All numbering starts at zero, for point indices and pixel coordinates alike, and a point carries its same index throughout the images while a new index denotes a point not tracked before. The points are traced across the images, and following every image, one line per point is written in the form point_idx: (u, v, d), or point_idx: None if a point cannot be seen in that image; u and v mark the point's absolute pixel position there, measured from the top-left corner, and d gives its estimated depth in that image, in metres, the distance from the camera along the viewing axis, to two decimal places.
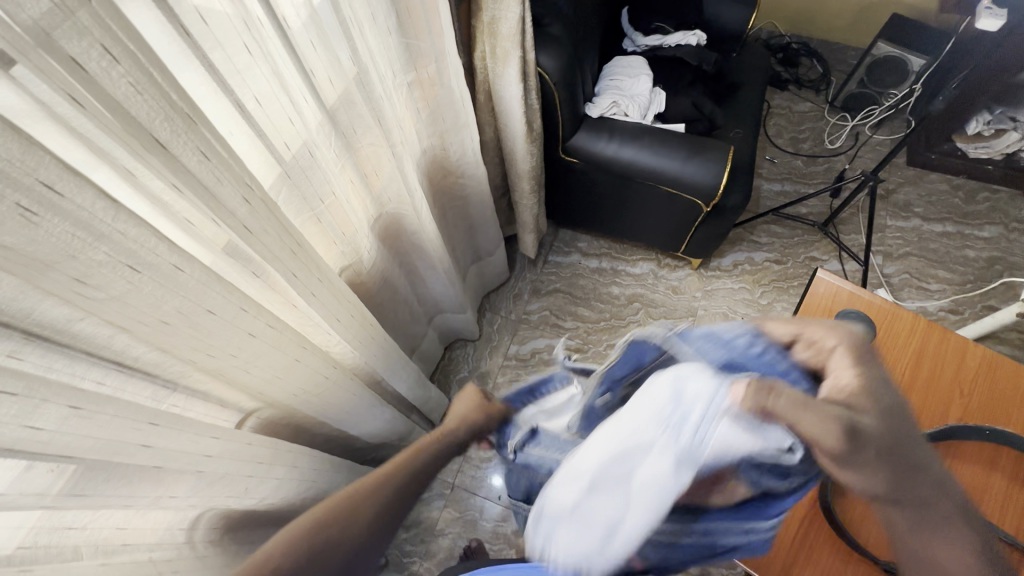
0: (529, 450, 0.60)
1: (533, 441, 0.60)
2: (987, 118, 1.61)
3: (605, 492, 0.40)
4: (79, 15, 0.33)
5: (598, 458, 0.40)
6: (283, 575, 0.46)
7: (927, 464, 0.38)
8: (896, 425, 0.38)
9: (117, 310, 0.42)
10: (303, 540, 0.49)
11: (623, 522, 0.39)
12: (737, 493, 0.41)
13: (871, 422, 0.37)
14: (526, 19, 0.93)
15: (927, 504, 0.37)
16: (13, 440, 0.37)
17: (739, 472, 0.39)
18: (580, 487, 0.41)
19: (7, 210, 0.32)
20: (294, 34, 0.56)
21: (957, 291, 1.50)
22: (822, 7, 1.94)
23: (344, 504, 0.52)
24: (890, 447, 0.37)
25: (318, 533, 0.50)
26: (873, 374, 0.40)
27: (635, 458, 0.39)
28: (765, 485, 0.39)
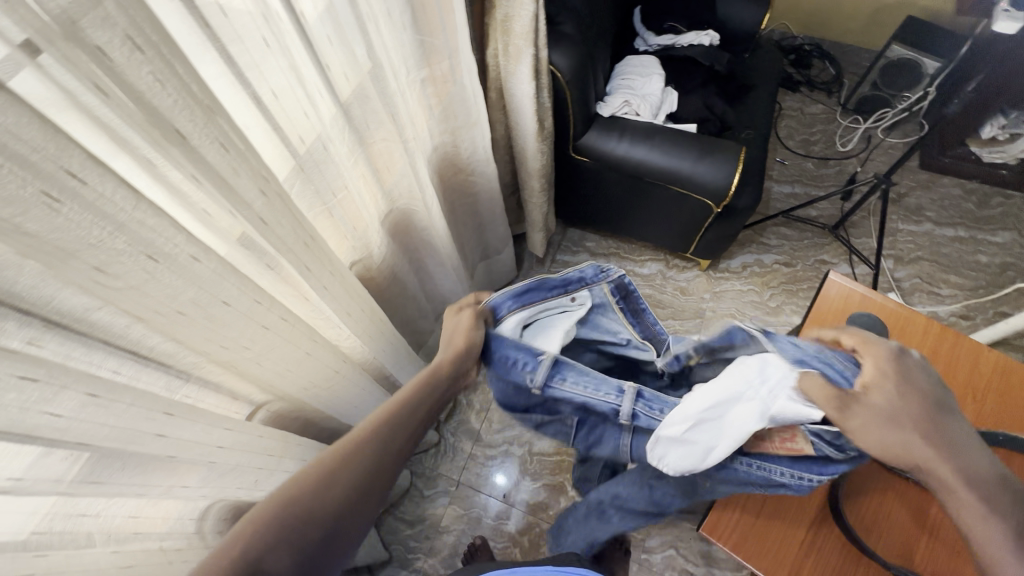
0: (556, 384, 0.60)
1: (559, 374, 0.60)
2: (1002, 123, 1.56)
3: (704, 427, 0.52)
4: (105, 4, 0.33)
5: (699, 405, 0.52)
6: (268, 549, 0.41)
7: (935, 438, 0.45)
8: (904, 408, 0.46)
9: (135, 299, 0.42)
10: (278, 513, 0.43)
11: (714, 448, 0.51)
12: (800, 451, 0.53)
13: (876, 405, 0.46)
14: (540, 17, 0.93)
15: (935, 467, 0.45)
16: (31, 427, 0.37)
17: (808, 434, 0.50)
18: (688, 420, 0.52)
19: (32, 197, 0.33)
20: (312, 29, 0.57)
21: (969, 297, 1.48)
22: (836, 9, 1.93)
23: (329, 461, 0.47)
24: (895, 424, 0.45)
25: (301, 499, 0.44)
26: (896, 371, 0.48)
27: (730, 407, 0.51)
28: (826, 453, 0.51)
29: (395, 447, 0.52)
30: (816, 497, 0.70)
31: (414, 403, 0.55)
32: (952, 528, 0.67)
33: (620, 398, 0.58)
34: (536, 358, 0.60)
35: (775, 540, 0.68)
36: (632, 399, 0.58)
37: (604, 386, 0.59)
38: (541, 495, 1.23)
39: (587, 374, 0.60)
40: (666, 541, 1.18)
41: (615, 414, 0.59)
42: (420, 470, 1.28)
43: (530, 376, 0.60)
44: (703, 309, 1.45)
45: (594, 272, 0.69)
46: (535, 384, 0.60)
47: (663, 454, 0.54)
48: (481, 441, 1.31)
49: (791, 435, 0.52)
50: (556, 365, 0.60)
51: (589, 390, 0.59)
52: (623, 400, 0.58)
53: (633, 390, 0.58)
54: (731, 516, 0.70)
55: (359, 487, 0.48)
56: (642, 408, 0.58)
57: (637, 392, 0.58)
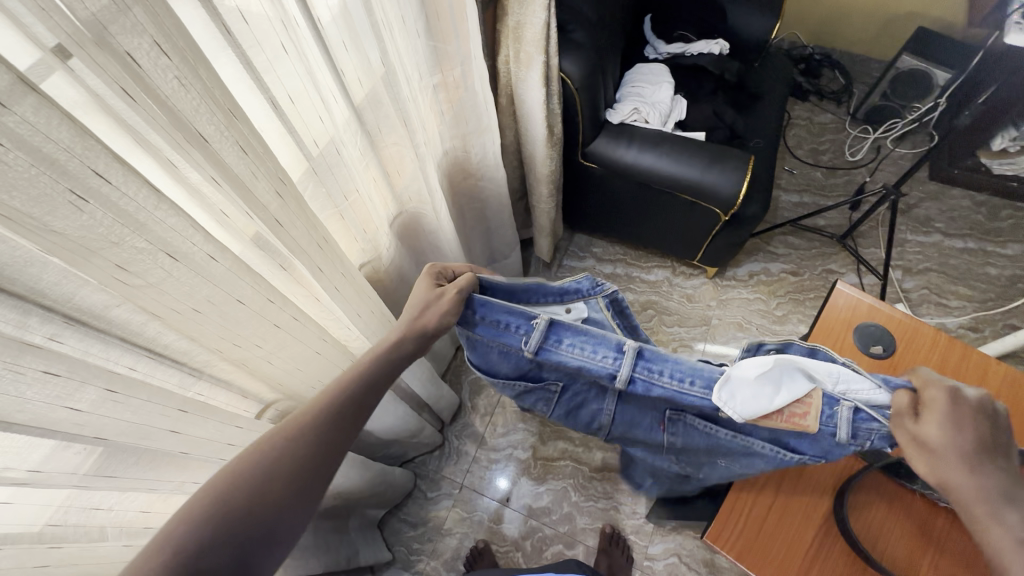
0: (551, 348, 0.53)
1: (555, 337, 0.53)
2: (1012, 135, 1.52)
3: (779, 372, 0.51)
4: (134, 10, 0.34)
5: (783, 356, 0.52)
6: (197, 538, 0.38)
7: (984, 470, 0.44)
8: (960, 439, 0.45)
9: (154, 297, 0.43)
10: (211, 502, 0.40)
11: (777, 391, 0.51)
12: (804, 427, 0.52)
13: (932, 433, 0.46)
14: (551, 25, 0.94)
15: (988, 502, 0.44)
16: (52, 419, 0.38)
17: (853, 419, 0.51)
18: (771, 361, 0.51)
19: (60, 197, 0.34)
20: (328, 36, 0.58)
21: (978, 309, 1.47)
22: (846, 19, 1.93)
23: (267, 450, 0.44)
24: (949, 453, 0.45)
25: (235, 487, 0.42)
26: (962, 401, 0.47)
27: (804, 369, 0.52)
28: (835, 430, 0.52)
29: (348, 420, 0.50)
30: (821, 508, 0.69)
31: (364, 377, 0.53)
32: (957, 542, 0.67)
33: (619, 363, 0.52)
34: (529, 321, 0.54)
35: (779, 549, 0.68)
36: (632, 360, 0.52)
37: (602, 350, 0.53)
38: (544, 500, 1.23)
39: (583, 336, 0.53)
40: (668, 548, 1.17)
41: (611, 379, 0.53)
42: (423, 473, 1.29)
43: (521, 341, 0.54)
44: (709, 317, 1.45)
45: (591, 285, 0.65)
46: (528, 349, 0.53)
47: (731, 394, 0.51)
48: (484, 444, 1.31)
49: (804, 410, 0.51)
50: (551, 329, 0.53)
51: (585, 355, 0.53)
52: (621, 364, 0.52)
53: (634, 349, 0.53)
54: (735, 521, 0.70)
55: (303, 469, 0.45)
56: (640, 373, 0.52)
57: (637, 352, 0.52)
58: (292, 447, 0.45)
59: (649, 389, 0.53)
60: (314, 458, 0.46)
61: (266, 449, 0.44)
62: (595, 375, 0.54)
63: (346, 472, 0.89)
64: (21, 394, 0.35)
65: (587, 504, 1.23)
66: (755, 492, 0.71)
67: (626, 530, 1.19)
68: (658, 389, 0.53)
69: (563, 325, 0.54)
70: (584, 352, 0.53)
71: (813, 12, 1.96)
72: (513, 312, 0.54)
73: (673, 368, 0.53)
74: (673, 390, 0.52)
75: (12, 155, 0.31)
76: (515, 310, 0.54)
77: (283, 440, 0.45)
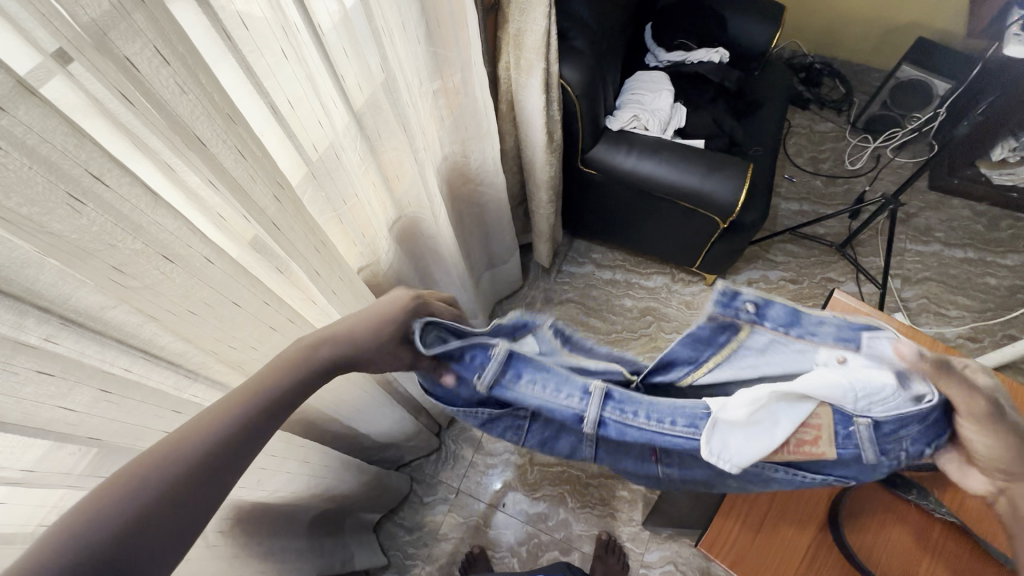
0: (507, 383, 0.54)
1: (513, 372, 0.54)
2: (1013, 146, 1.54)
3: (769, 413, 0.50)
4: (134, 16, 0.35)
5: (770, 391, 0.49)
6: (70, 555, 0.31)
7: None
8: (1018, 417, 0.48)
9: (150, 298, 0.43)
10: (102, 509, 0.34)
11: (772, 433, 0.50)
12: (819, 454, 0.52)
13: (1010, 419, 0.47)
14: (552, 32, 0.94)
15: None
16: (47, 419, 0.39)
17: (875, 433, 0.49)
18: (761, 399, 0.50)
19: (58, 198, 0.34)
20: (328, 41, 0.58)
21: (977, 319, 1.47)
22: (847, 29, 1.94)
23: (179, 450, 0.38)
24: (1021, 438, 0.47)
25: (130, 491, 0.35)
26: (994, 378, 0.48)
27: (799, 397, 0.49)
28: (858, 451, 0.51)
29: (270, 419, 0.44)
30: (816, 517, 0.69)
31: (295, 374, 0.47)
32: (952, 553, 0.66)
33: (584, 403, 0.54)
34: (484, 353, 0.54)
35: (773, 559, 0.68)
36: (600, 402, 0.53)
37: (564, 391, 0.54)
38: (540, 505, 1.23)
39: (545, 372, 0.54)
40: (665, 556, 1.17)
41: (578, 420, 0.55)
42: (420, 477, 1.28)
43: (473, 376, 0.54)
44: None
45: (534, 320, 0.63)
46: (482, 385, 0.54)
47: (724, 446, 0.51)
48: (482, 449, 1.31)
49: (813, 437, 0.51)
50: (509, 362, 0.54)
51: (545, 393, 0.54)
52: (588, 405, 0.54)
53: (602, 391, 0.54)
54: (730, 530, 0.70)
55: (210, 473, 0.39)
56: (610, 414, 0.53)
57: (606, 393, 0.54)
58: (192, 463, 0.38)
59: (619, 432, 0.54)
60: (224, 463, 0.40)
61: (176, 450, 0.38)
62: (560, 413, 0.55)
63: (342, 476, 0.89)
64: (16, 394, 0.36)
65: (583, 510, 1.22)
66: (751, 501, 0.71)
67: (623, 537, 1.19)
68: (630, 434, 0.54)
69: (522, 358, 0.54)
70: (545, 391, 0.54)
71: (814, 21, 1.97)
72: (479, 349, 0.54)
73: (649, 410, 0.53)
74: (647, 430, 0.53)
75: (12, 158, 0.31)
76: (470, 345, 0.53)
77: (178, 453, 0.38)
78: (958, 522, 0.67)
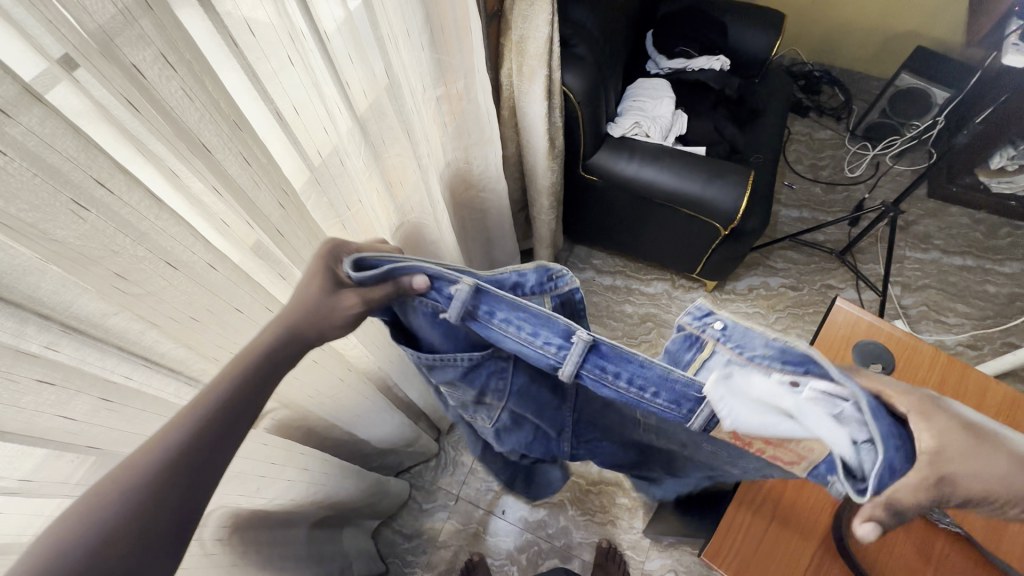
0: (483, 322, 0.46)
1: (487, 310, 0.45)
2: (1011, 153, 1.56)
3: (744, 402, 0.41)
4: (141, 22, 0.35)
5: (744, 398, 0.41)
6: None
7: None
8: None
9: (152, 305, 0.43)
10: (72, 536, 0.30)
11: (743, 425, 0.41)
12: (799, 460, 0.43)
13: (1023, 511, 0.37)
14: (554, 40, 0.95)
15: None
16: (46, 428, 0.38)
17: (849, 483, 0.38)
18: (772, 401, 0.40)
19: (62, 206, 0.34)
20: (333, 48, 0.58)
21: (977, 326, 1.48)
22: (846, 37, 1.95)
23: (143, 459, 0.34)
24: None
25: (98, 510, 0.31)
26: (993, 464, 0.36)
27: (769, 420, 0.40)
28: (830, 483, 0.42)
29: (247, 411, 0.39)
30: (821, 528, 0.69)
31: (265, 356, 0.42)
32: (956, 564, 0.66)
33: (563, 353, 0.45)
34: (450, 288, 0.45)
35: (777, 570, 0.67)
36: (581, 355, 0.44)
37: (542, 337, 0.45)
38: (540, 513, 1.22)
39: (522, 313, 0.45)
40: (665, 564, 1.16)
41: (554, 369, 0.47)
42: (419, 483, 1.27)
43: (445, 308, 0.47)
44: None
45: (537, 280, 0.53)
46: (454, 321, 0.46)
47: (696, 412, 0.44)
48: None
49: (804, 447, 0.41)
50: (479, 299, 0.45)
51: (521, 336, 0.45)
52: (565, 357, 0.45)
53: (585, 343, 0.44)
54: (733, 537, 0.69)
55: (188, 474, 0.34)
56: (588, 370, 0.45)
57: (591, 345, 0.44)
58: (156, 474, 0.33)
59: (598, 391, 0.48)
60: (204, 462, 0.36)
61: (140, 460, 0.34)
62: (536, 361, 0.47)
63: (341, 482, 0.88)
64: (16, 403, 0.35)
65: (584, 518, 1.22)
66: (755, 508, 0.70)
67: (623, 545, 1.18)
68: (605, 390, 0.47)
69: (495, 296, 0.45)
70: (521, 334, 0.45)
71: (813, 30, 1.99)
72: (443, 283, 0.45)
73: (631, 373, 0.44)
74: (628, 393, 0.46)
75: (15, 164, 0.31)
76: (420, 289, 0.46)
77: (131, 470, 0.33)
78: (962, 531, 0.67)
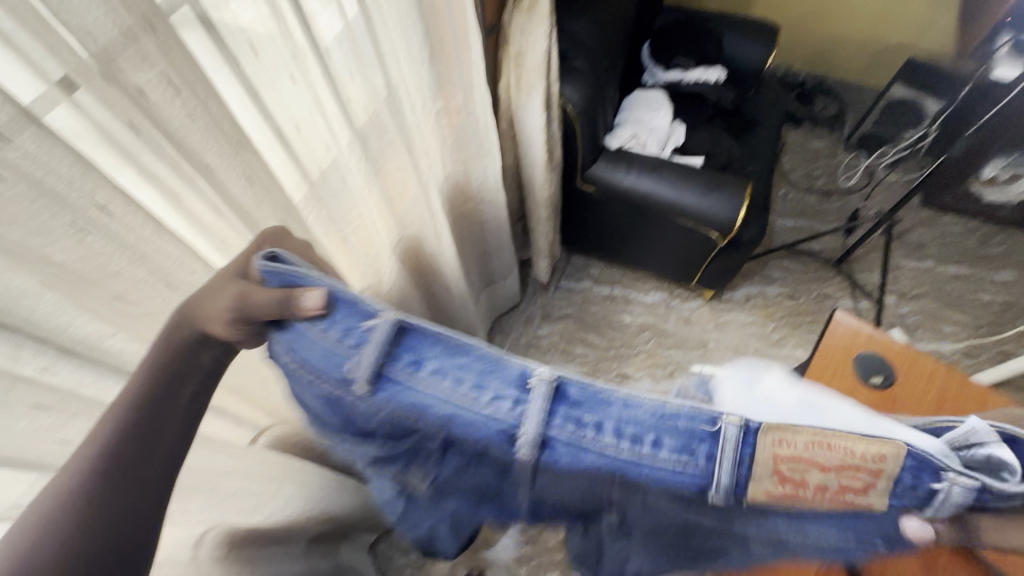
0: (402, 377, 0.34)
1: (410, 359, 0.34)
2: (1003, 163, 1.59)
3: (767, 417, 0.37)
4: (142, 41, 0.34)
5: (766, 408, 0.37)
6: None
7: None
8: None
9: (150, 325, 0.44)
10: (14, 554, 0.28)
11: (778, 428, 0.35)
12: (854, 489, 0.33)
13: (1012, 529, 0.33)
14: (552, 53, 0.96)
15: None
16: (42, 453, 0.37)
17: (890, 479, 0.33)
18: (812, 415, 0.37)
19: (61, 230, 0.34)
20: (334, 64, 0.58)
21: (972, 335, 1.48)
22: (838, 49, 1.98)
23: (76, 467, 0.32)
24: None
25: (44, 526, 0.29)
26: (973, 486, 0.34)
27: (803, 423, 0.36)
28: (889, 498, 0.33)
29: (180, 399, 0.37)
30: None
31: (186, 348, 0.39)
32: None
33: (521, 411, 0.33)
34: (364, 329, 0.35)
35: None
36: (544, 405, 0.33)
37: (490, 391, 0.33)
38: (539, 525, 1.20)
39: (462, 361, 0.34)
40: None
41: (502, 443, 0.33)
42: None
43: (350, 365, 0.34)
44: (706, 339, 1.45)
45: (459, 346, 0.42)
46: (359, 384, 0.34)
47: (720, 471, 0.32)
48: None
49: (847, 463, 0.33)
50: (398, 343, 0.35)
51: (457, 394, 0.33)
52: (522, 417, 0.33)
53: (548, 385, 0.33)
54: None
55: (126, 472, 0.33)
56: (558, 429, 0.33)
57: (555, 391, 0.33)
58: (75, 516, 0.30)
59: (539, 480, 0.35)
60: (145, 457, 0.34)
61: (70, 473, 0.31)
62: (468, 432, 0.34)
63: (339, 498, 0.87)
64: (11, 429, 0.34)
65: None
66: None
67: None
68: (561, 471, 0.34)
69: (417, 336, 0.35)
70: (459, 389, 0.33)
71: (806, 41, 2.01)
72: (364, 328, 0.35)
73: (614, 419, 0.33)
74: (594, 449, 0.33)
75: (14, 189, 0.30)
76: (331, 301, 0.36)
77: (57, 492, 0.30)
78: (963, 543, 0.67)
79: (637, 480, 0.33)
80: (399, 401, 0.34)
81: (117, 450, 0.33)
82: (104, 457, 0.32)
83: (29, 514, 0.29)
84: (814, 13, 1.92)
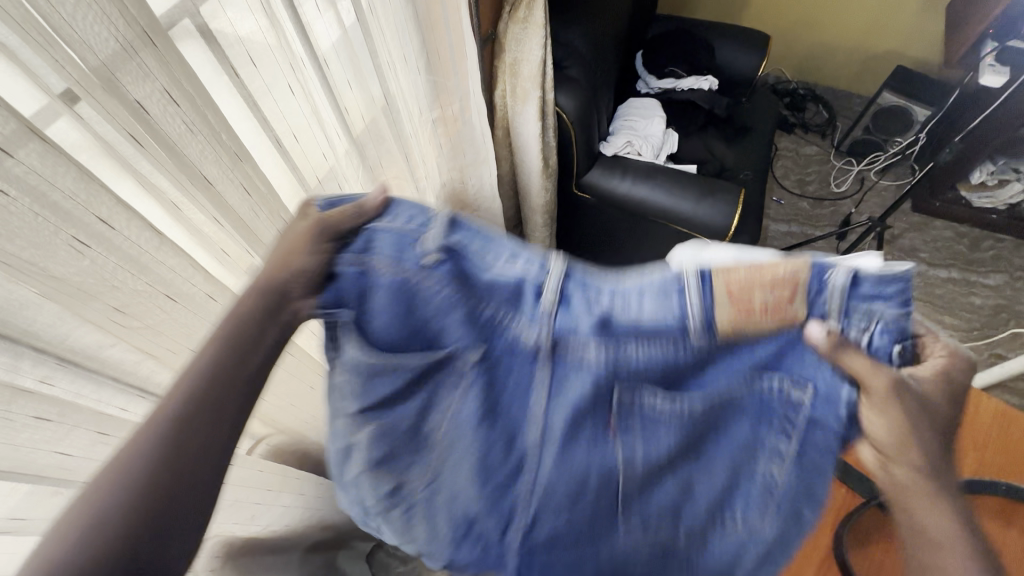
0: (460, 249, 0.42)
1: (462, 234, 0.43)
2: (992, 169, 1.64)
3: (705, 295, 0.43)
4: (142, 55, 0.35)
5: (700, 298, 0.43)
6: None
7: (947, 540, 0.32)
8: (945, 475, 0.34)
9: (151, 337, 0.43)
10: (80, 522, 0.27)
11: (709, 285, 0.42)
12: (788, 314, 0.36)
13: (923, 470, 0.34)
14: (547, 62, 0.98)
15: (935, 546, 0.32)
16: (41, 466, 0.37)
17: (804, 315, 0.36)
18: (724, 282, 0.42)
19: (62, 243, 0.34)
20: (333, 75, 0.58)
21: (964, 338, 1.50)
22: (827, 57, 2.01)
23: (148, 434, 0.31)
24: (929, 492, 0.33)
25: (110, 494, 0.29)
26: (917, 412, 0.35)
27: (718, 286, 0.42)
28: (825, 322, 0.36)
29: (245, 372, 0.36)
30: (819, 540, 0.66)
31: (247, 319, 0.37)
32: None
33: (543, 274, 0.42)
34: (425, 217, 0.43)
35: None
36: (559, 279, 0.41)
37: (521, 258, 0.43)
38: None
39: (495, 242, 0.43)
40: None
41: (533, 295, 0.41)
42: None
43: (418, 237, 0.42)
44: None
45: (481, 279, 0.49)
46: (429, 244, 0.41)
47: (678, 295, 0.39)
48: None
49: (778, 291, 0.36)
50: (454, 225, 0.43)
51: (499, 261, 0.43)
52: (546, 275, 0.42)
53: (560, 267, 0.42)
54: None
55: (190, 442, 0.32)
56: (576, 290, 0.41)
57: (565, 275, 0.42)
58: (144, 477, 0.30)
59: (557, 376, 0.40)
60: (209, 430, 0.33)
61: (138, 443, 0.31)
62: (511, 288, 0.42)
63: (336, 507, 0.86)
64: (10, 441, 0.34)
65: None
66: None
67: None
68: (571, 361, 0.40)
69: (465, 225, 0.43)
70: (502, 259, 0.43)
71: (796, 50, 2.04)
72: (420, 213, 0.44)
73: (613, 285, 0.41)
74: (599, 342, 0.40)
75: (19, 204, 0.31)
76: (389, 206, 0.44)
77: (126, 461, 0.30)
78: None
79: (621, 342, 0.40)
80: (460, 278, 0.41)
81: (190, 423, 0.32)
82: (176, 420, 0.32)
83: (108, 467, 0.29)
84: (804, 22, 1.95)
